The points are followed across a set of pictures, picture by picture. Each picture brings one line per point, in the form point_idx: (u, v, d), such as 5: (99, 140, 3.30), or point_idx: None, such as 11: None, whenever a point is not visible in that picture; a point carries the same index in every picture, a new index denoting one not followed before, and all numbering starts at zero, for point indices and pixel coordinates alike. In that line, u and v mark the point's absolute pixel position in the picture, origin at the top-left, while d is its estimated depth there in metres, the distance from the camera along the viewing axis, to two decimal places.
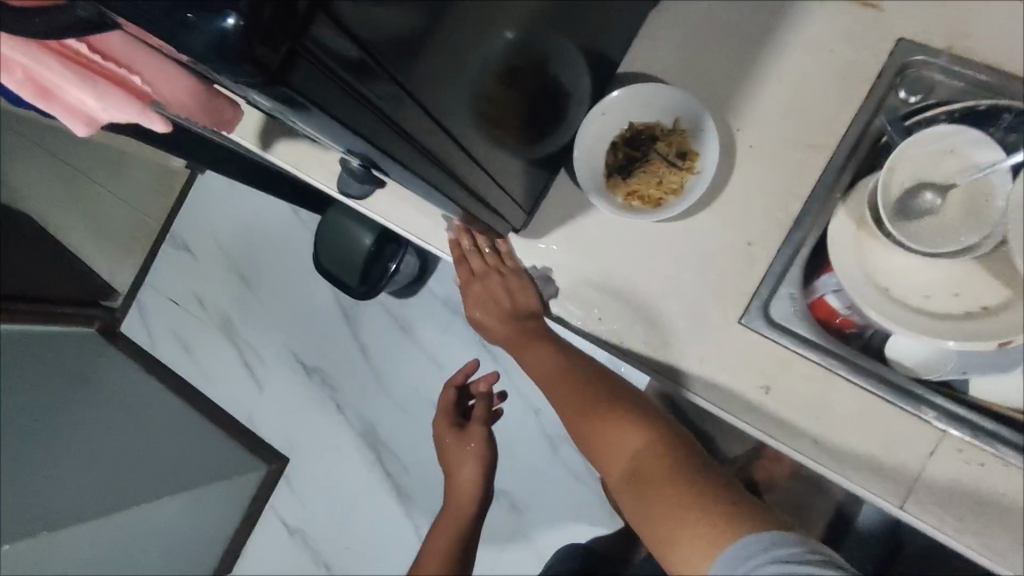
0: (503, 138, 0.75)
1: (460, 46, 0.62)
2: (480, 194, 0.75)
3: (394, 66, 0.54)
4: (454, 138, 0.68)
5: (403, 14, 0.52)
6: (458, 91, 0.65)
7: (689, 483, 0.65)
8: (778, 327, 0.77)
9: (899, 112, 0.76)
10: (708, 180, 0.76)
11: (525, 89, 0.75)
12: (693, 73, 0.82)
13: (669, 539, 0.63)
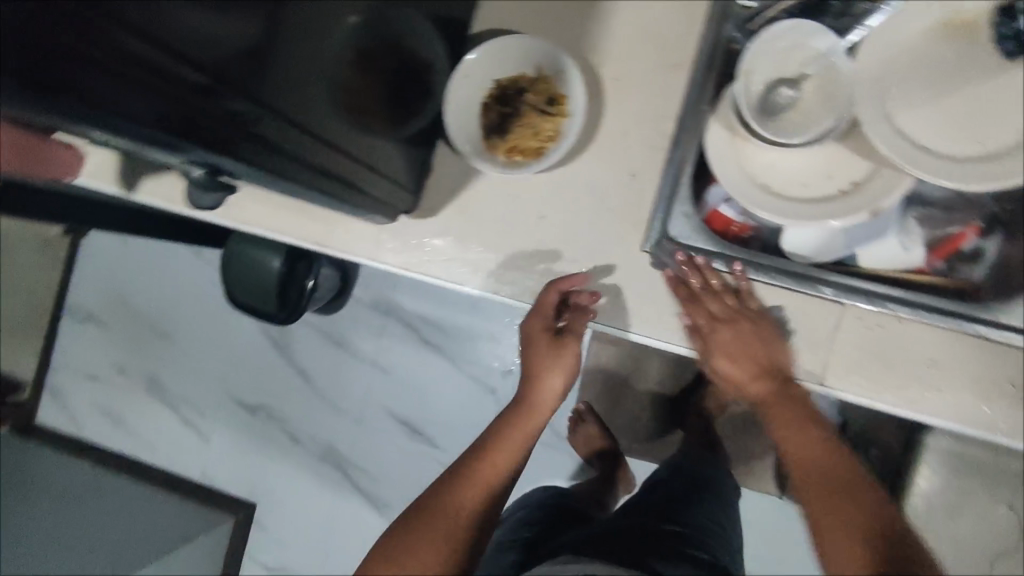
0: (372, 125, 0.74)
1: (303, 45, 0.61)
2: (363, 187, 0.74)
3: (231, 75, 0.53)
4: (318, 136, 0.66)
5: (228, 25, 0.52)
6: (313, 90, 0.64)
7: (863, 508, 0.66)
8: (680, 246, 0.80)
9: (744, 17, 0.78)
10: (581, 119, 0.77)
11: (380, 69, 0.74)
12: (545, 19, 0.82)
13: (837, 539, 0.65)
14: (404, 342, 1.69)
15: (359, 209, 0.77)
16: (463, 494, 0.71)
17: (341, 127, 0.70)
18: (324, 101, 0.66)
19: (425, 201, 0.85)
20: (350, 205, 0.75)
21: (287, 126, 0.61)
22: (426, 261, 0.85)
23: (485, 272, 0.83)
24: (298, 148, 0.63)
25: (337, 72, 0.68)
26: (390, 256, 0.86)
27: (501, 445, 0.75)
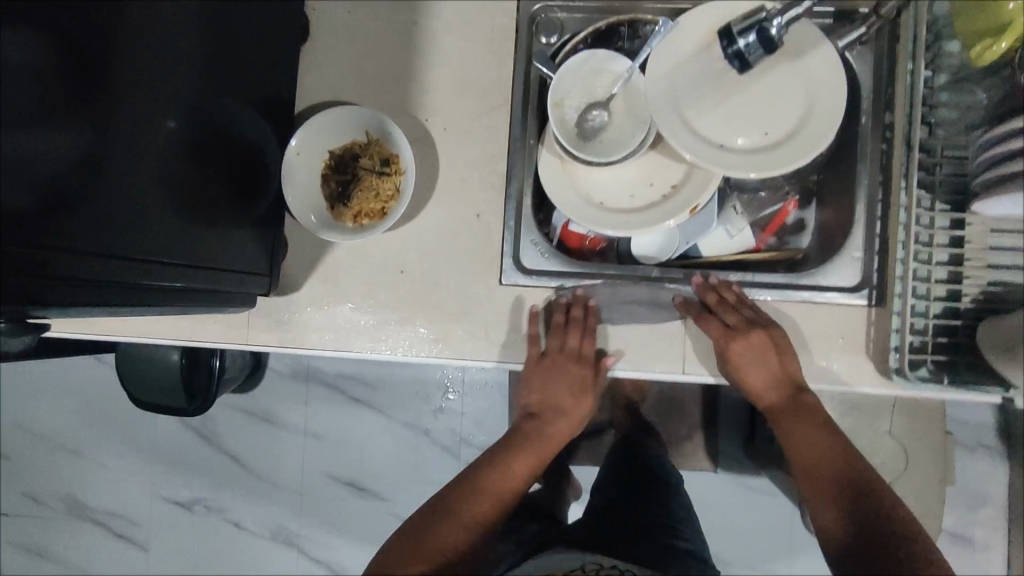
0: (216, 216, 0.76)
1: (131, 155, 0.65)
2: (217, 280, 0.75)
3: (48, 192, 0.56)
4: (160, 246, 0.68)
5: (37, 145, 0.56)
6: (146, 195, 0.66)
7: (847, 457, 0.78)
8: (534, 273, 0.84)
9: (547, 54, 0.85)
10: (412, 176, 0.80)
11: (210, 163, 0.75)
12: (368, 86, 0.86)
13: (827, 487, 0.77)
14: (328, 402, 1.67)
15: (225, 303, 0.78)
16: (492, 486, 0.82)
17: (183, 230, 0.71)
18: (162, 203, 0.69)
19: (288, 276, 0.86)
20: (207, 302, 0.75)
21: (117, 235, 0.63)
22: (298, 334, 0.86)
23: (359, 333, 0.86)
24: (134, 255, 0.64)
25: (168, 178, 0.69)
26: (263, 337, 0.86)
27: (528, 451, 0.85)
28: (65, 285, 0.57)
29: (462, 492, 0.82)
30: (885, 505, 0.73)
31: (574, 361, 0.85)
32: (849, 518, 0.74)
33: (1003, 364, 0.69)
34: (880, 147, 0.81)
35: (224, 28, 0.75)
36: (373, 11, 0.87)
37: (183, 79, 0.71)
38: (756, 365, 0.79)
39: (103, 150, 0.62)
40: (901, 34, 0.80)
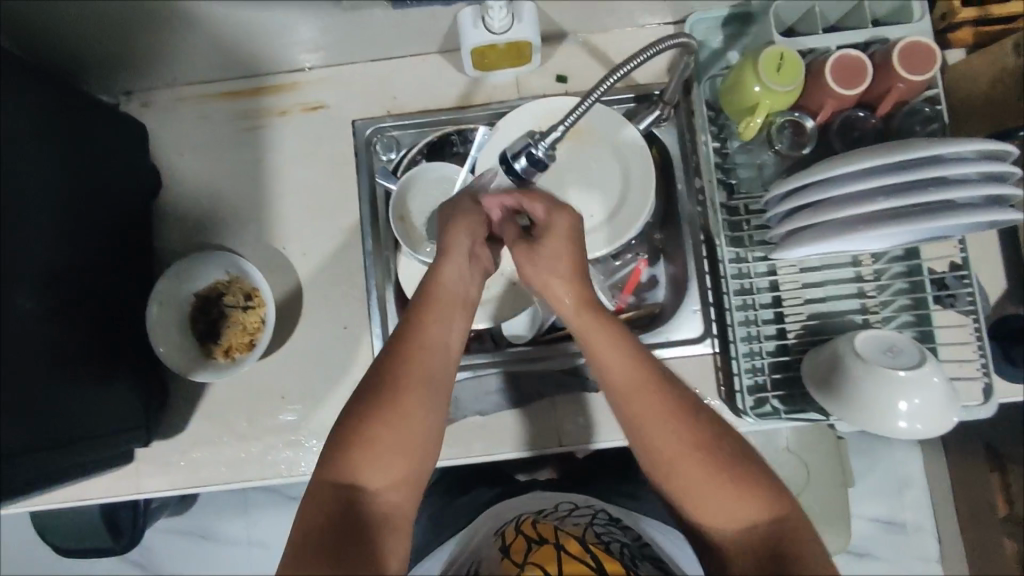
0: (93, 374, 0.77)
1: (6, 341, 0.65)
2: (85, 441, 0.76)
3: None
4: (23, 431, 0.66)
5: None
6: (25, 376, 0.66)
7: (695, 416, 0.66)
8: None
9: (388, 169, 0.92)
10: (272, 306, 0.84)
11: (75, 329, 0.75)
12: (223, 225, 0.91)
13: (690, 455, 0.64)
14: (260, 508, 1.64)
15: (74, 466, 0.77)
16: (380, 454, 0.62)
17: (56, 404, 0.71)
18: (40, 377, 0.69)
19: (170, 419, 0.89)
20: (75, 463, 0.76)
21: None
22: (187, 472, 0.88)
23: (248, 460, 0.88)
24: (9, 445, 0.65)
25: (37, 357, 0.68)
26: (154, 481, 0.88)
27: (426, 336, 0.68)
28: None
29: (335, 476, 0.60)
30: (747, 463, 0.64)
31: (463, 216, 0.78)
32: (721, 496, 0.62)
33: (821, 397, 0.76)
34: (695, 208, 0.90)
35: (72, 197, 0.77)
36: (219, 155, 0.93)
37: (45, 249, 0.72)
38: (575, 287, 0.72)
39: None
40: (693, 109, 0.90)
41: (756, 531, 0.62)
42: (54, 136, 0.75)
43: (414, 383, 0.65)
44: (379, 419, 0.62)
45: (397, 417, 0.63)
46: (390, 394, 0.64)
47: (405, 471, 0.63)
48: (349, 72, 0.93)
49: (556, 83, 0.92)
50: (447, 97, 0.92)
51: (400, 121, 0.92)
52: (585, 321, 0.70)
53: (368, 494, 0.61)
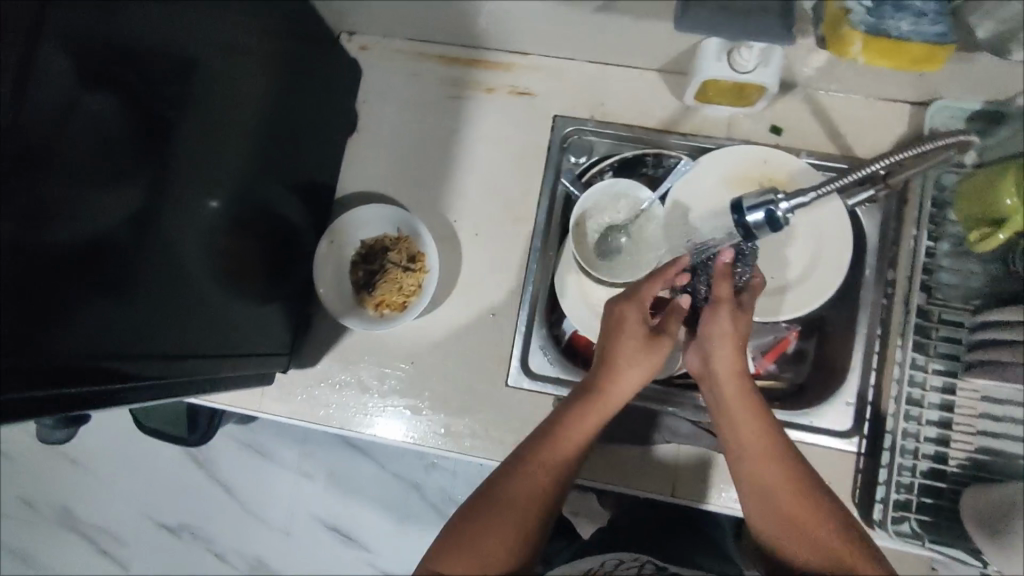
0: (252, 288, 0.79)
1: (187, 230, 0.67)
2: (247, 352, 0.78)
3: (121, 272, 0.58)
4: (194, 324, 0.69)
5: (117, 206, 0.57)
6: (197, 269, 0.69)
7: (795, 460, 0.65)
8: (540, 377, 0.88)
9: (574, 171, 0.92)
10: (436, 276, 0.85)
11: (241, 241, 0.77)
12: (403, 182, 0.93)
13: (776, 500, 0.64)
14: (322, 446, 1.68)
15: (217, 389, 0.77)
16: (557, 453, 0.69)
17: (221, 304, 0.73)
18: (209, 274, 0.71)
19: (305, 351, 0.91)
20: (237, 376, 0.78)
21: (171, 308, 0.65)
22: (308, 408, 0.90)
23: (368, 416, 0.88)
24: (182, 331, 0.67)
25: (202, 255, 0.70)
26: (276, 408, 0.90)
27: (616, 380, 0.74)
28: (87, 376, 0.56)
29: (524, 474, 0.68)
30: (822, 504, 0.63)
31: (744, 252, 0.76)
32: (799, 543, 0.61)
33: (982, 540, 0.70)
34: (881, 299, 0.85)
35: (277, 117, 0.79)
36: (417, 114, 0.94)
37: (237, 157, 0.74)
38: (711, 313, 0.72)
39: (155, 216, 0.62)
40: (908, 198, 0.85)
41: (834, 561, 0.59)
42: (276, 57, 0.77)
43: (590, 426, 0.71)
44: (572, 430, 0.71)
45: (578, 443, 0.70)
46: (550, 440, 0.70)
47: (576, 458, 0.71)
48: (564, 66, 0.93)
49: (769, 133, 0.89)
50: (654, 118, 0.91)
51: (601, 129, 0.91)
52: (722, 351, 0.70)
53: (552, 471, 0.69)
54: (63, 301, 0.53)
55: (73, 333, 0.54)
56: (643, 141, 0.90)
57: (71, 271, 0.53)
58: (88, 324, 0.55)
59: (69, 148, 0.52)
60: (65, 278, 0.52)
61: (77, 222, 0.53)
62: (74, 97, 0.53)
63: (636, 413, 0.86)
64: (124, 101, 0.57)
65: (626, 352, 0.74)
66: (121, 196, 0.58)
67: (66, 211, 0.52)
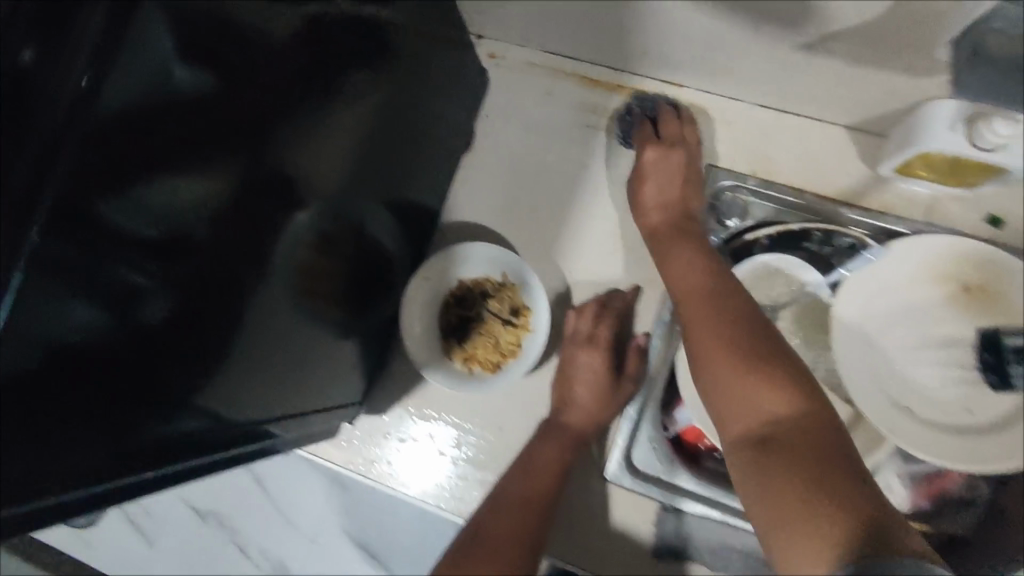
0: (323, 322, 0.65)
1: (277, 246, 0.52)
2: (296, 397, 0.64)
3: (189, 296, 0.42)
4: (251, 363, 0.54)
5: (201, 206, 0.41)
6: (275, 293, 0.54)
7: (761, 360, 0.52)
8: (642, 476, 0.72)
9: (721, 237, 0.75)
10: (543, 339, 0.71)
11: (325, 265, 0.62)
12: (515, 218, 0.80)
13: (752, 473, 0.46)
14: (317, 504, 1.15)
15: (272, 441, 0.62)
16: (536, 462, 0.67)
17: (284, 338, 0.58)
18: (283, 298, 0.56)
19: (374, 395, 0.79)
20: (285, 423, 0.63)
21: (234, 342, 0.50)
22: (372, 463, 0.77)
23: (438, 485, 0.75)
24: (238, 372, 0.52)
25: (281, 281, 0.55)
26: (333, 456, 0.78)
27: (576, 403, 0.71)
28: (121, 451, 0.40)
29: (503, 510, 0.62)
30: (811, 430, 0.47)
31: (665, 154, 0.73)
32: (800, 537, 0.40)
33: None
34: None
35: (389, 123, 0.66)
36: (542, 141, 0.81)
37: (341, 159, 0.60)
38: (690, 271, 0.64)
39: (243, 224, 0.46)
40: None
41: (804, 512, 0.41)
42: (402, 47, 0.63)
43: (557, 439, 0.69)
44: (539, 454, 0.68)
45: (553, 447, 0.68)
46: (525, 463, 0.67)
47: (557, 485, 0.66)
48: (727, 108, 0.77)
49: (983, 224, 0.71)
50: (831, 184, 0.74)
51: (764, 189, 0.75)
52: (694, 319, 0.59)
53: (539, 505, 0.63)
54: (105, 350, 0.37)
55: (112, 391, 0.39)
56: (816, 212, 0.73)
57: (122, 310, 0.38)
58: (132, 380, 0.40)
59: (160, 123, 0.36)
60: (114, 320, 0.37)
61: (142, 243, 0.38)
62: (162, 74, 0.36)
63: (762, 545, 0.69)
64: (229, 85, 0.40)
65: (585, 388, 0.72)
66: (206, 209, 0.42)
67: (132, 226, 0.37)
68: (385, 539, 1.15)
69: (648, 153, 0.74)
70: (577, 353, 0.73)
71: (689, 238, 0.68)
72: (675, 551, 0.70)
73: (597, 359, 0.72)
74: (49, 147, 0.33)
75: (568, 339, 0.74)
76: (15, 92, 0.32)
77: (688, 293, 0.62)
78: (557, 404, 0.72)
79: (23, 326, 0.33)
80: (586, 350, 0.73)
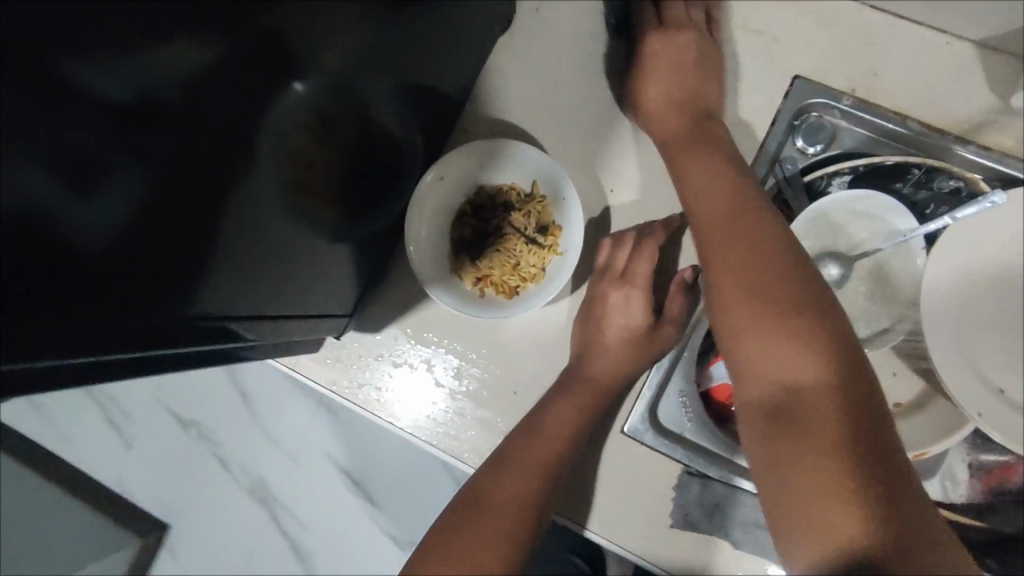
0: (319, 220, 0.54)
1: (270, 121, 0.43)
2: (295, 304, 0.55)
3: (174, 172, 0.35)
4: (251, 261, 0.46)
5: (179, 57, 0.33)
6: (270, 179, 0.45)
7: (796, 304, 0.47)
8: (668, 435, 0.63)
9: (798, 164, 0.62)
10: (573, 263, 0.59)
11: (325, 146, 0.51)
12: (552, 121, 0.67)
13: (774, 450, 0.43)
14: (303, 426, 1.05)
15: (236, 342, 0.49)
16: (551, 424, 0.59)
17: (280, 235, 0.49)
18: (279, 189, 0.46)
19: (368, 312, 0.69)
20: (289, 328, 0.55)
21: (232, 233, 0.42)
22: (360, 388, 0.68)
23: (432, 420, 0.67)
24: (236, 267, 0.44)
25: (272, 173, 0.45)
26: (316, 374, 0.68)
27: (606, 349, 0.62)
28: (80, 338, 0.32)
29: (511, 463, 0.56)
30: (829, 388, 0.43)
31: (668, 37, 0.62)
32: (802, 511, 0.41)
33: None
34: None
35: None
36: (595, 30, 0.67)
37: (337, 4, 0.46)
38: (710, 194, 0.55)
39: (232, 87, 0.38)
40: None
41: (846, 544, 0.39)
42: None
43: (574, 400, 0.60)
44: (553, 411, 0.60)
45: (567, 406, 0.60)
46: (528, 420, 0.60)
47: (572, 448, 0.58)
48: (829, 6, 0.62)
49: None
50: (945, 116, 0.59)
51: (861, 112, 0.60)
52: (719, 250, 0.51)
53: (548, 468, 0.57)
54: (69, 223, 0.29)
55: (77, 280, 0.30)
56: (918, 146, 0.60)
57: (81, 184, 0.30)
58: (88, 265, 0.31)
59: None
60: (65, 190, 0.29)
61: (112, 107, 0.30)
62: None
63: None
64: None
65: (619, 332, 0.62)
66: (185, 67, 0.33)
67: (105, 89, 0.29)
68: (373, 470, 1.04)
69: (652, 38, 0.62)
70: (610, 291, 0.63)
71: (711, 145, 0.58)
72: (692, 521, 0.60)
73: (637, 298, 0.62)
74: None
75: (600, 273, 0.64)
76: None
77: (706, 220, 0.54)
78: (582, 346, 0.63)
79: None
80: (622, 289, 0.62)
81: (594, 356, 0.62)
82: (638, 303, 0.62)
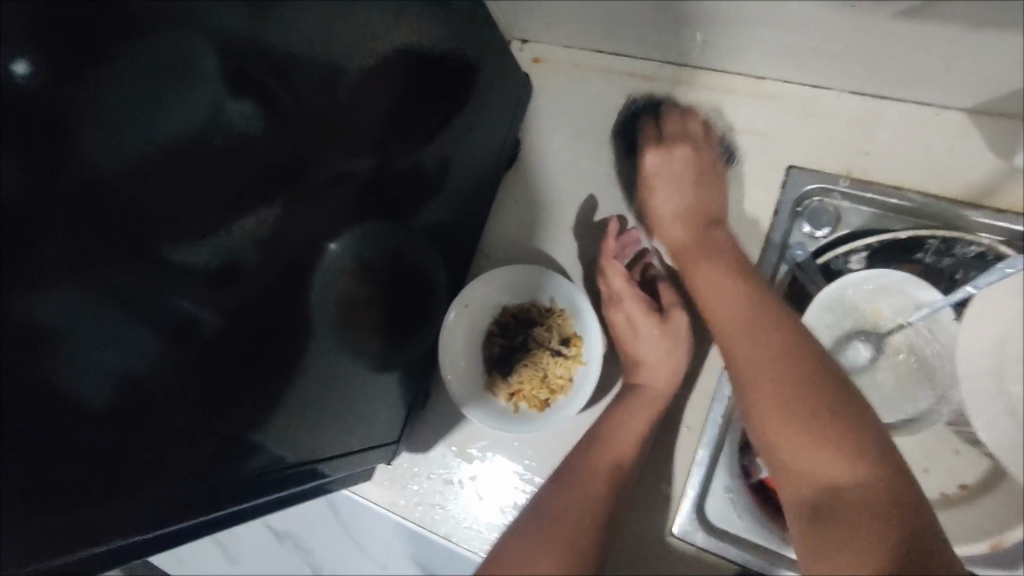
0: (365, 354, 0.61)
1: (315, 271, 0.51)
2: (342, 434, 0.60)
3: (235, 322, 0.43)
4: (303, 394, 0.53)
5: (248, 230, 0.42)
6: (320, 318, 0.53)
7: (826, 400, 0.45)
8: (718, 532, 0.62)
9: (808, 249, 0.64)
10: (596, 373, 0.64)
11: (366, 296, 0.58)
12: (567, 236, 0.73)
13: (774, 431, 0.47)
14: None
15: (318, 480, 0.59)
16: (587, 472, 0.59)
17: (329, 370, 0.56)
18: (327, 327, 0.54)
19: (418, 431, 0.74)
20: (342, 453, 0.61)
21: (285, 370, 0.50)
22: (416, 506, 0.71)
23: (484, 533, 0.68)
24: (290, 400, 0.51)
25: (319, 316, 0.52)
26: (373, 496, 0.73)
27: (624, 415, 0.62)
28: (163, 467, 0.39)
29: (543, 513, 0.56)
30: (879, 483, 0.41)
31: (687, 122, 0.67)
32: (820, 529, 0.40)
33: None
34: None
35: (425, 142, 0.61)
36: (595, 149, 0.73)
37: (362, 183, 0.54)
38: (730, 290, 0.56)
39: (285, 247, 0.47)
40: None
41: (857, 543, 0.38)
42: (435, 53, 0.57)
43: (608, 454, 0.60)
44: (587, 465, 0.60)
45: (601, 463, 0.60)
46: (562, 472, 0.60)
47: (611, 498, 0.58)
48: (812, 98, 0.66)
49: None
50: (946, 186, 0.61)
51: (862, 192, 0.62)
52: (751, 367, 0.50)
53: (590, 519, 0.56)
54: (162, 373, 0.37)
55: (159, 421, 0.38)
56: (931, 217, 0.60)
57: (179, 337, 0.38)
58: (171, 408, 0.39)
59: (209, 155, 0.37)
60: (165, 348, 0.37)
61: (196, 274, 0.38)
62: (211, 108, 0.36)
63: None
64: (266, 108, 0.40)
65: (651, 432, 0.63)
66: (247, 234, 0.42)
67: (191, 262, 0.38)
68: None
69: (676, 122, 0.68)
70: (639, 386, 0.64)
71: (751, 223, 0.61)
72: None
73: (632, 308, 0.66)
74: (119, 191, 0.32)
75: (627, 375, 0.66)
76: (16, 121, 0.27)
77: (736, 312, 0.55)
78: (602, 417, 0.64)
79: (59, 364, 0.31)
80: (618, 310, 0.67)
81: (616, 411, 0.63)
82: (647, 317, 0.65)
